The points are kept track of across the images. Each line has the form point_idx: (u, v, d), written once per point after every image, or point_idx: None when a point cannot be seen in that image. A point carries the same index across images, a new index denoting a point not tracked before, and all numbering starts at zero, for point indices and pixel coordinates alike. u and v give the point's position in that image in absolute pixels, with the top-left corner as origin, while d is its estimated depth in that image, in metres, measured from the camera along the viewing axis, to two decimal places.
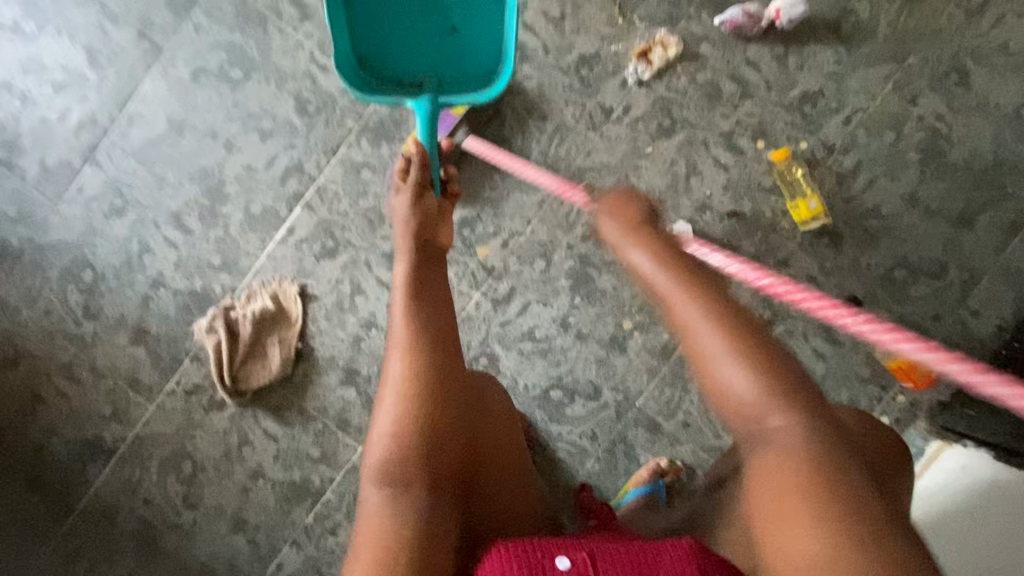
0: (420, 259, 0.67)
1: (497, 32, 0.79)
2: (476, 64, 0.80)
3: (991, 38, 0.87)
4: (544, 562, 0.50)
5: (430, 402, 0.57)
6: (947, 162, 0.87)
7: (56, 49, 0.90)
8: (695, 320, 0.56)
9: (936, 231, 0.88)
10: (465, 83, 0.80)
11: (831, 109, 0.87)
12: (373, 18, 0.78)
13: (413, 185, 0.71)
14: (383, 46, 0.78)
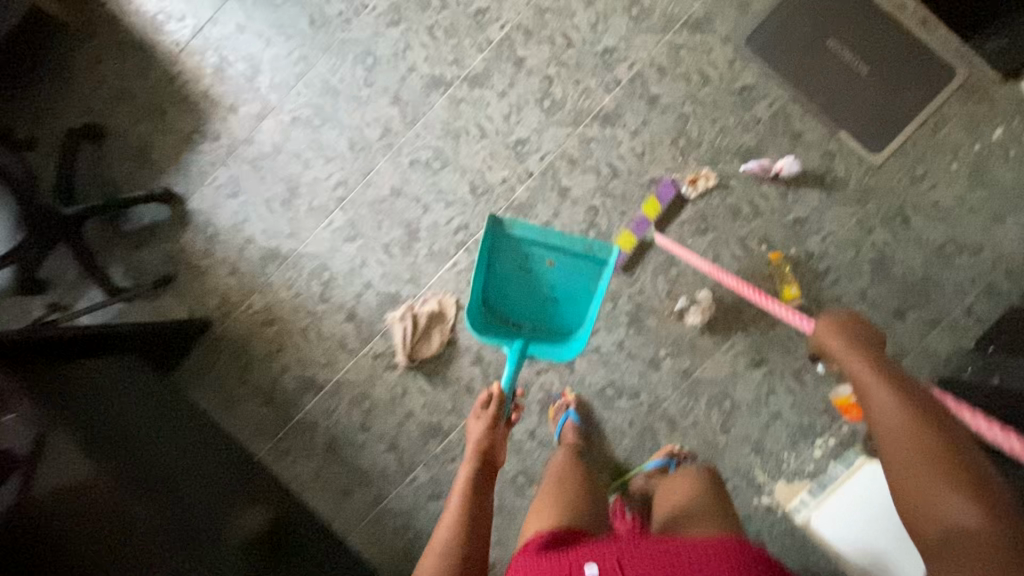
0: (481, 471, 1.06)
1: (580, 305, 1.29)
2: (561, 324, 1.31)
3: (927, 197, 1.32)
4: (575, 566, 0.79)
5: (466, 542, 0.94)
6: (889, 274, 1.32)
7: (330, 137, 1.48)
8: (928, 464, 0.66)
9: (878, 318, 1.32)
10: (550, 338, 1.31)
11: (813, 230, 1.34)
12: (503, 288, 1.30)
13: (491, 413, 1.13)
14: (506, 305, 1.30)
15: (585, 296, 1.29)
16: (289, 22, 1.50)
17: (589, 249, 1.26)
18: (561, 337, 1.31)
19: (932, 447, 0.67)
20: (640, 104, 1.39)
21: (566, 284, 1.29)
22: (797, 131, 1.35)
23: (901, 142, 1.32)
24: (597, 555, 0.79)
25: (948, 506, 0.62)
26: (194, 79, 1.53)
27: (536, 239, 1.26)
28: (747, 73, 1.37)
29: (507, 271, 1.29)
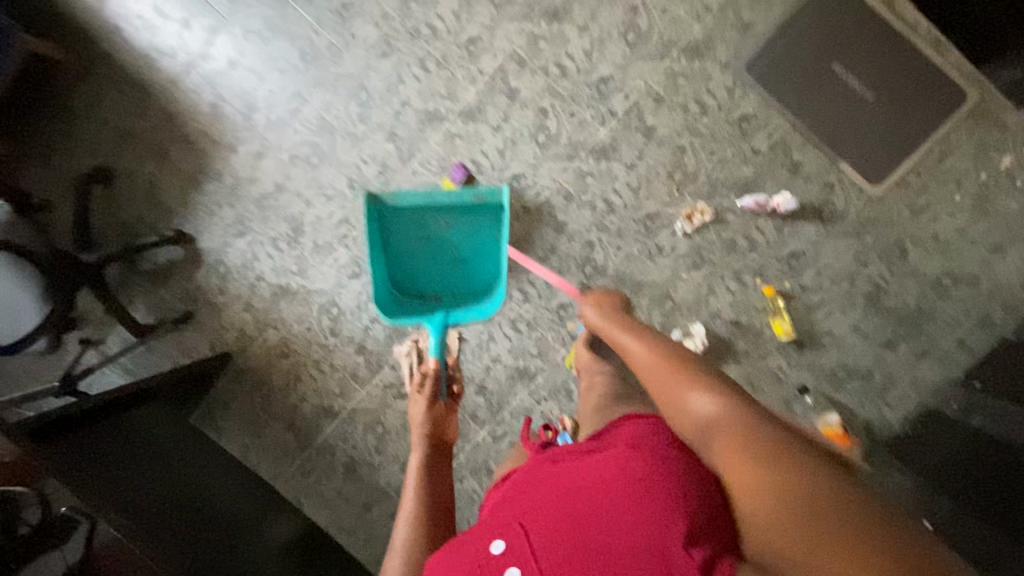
0: (432, 454, 1.10)
1: (491, 260, 1.38)
2: (477, 285, 1.39)
3: (926, 229, 1.31)
4: (481, 553, 0.72)
5: (427, 523, 0.98)
6: (882, 305, 1.34)
7: (329, 175, 1.50)
8: (674, 371, 0.84)
9: (869, 349, 1.36)
10: (468, 300, 1.39)
11: (808, 263, 1.35)
12: (404, 265, 1.39)
13: (427, 393, 1.15)
14: (414, 280, 1.39)
15: (490, 252, 1.38)
16: (280, 57, 1.48)
17: (477, 197, 1.35)
18: (478, 295, 1.39)
19: (673, 357, 0.87)
20: (636, 137, 1.37)
21: (465, 241, 1.38)
22: (797, 163, 1.32)
23: (904, 172, 1.29)
24: (503, 528, 0.73)
25: (696, 398, 0.78)
26: (193, 118, 1.54)
27: (423, 204, 1.36)
28: (747, 102, 1.33)
29: (402, 245, 1.38)
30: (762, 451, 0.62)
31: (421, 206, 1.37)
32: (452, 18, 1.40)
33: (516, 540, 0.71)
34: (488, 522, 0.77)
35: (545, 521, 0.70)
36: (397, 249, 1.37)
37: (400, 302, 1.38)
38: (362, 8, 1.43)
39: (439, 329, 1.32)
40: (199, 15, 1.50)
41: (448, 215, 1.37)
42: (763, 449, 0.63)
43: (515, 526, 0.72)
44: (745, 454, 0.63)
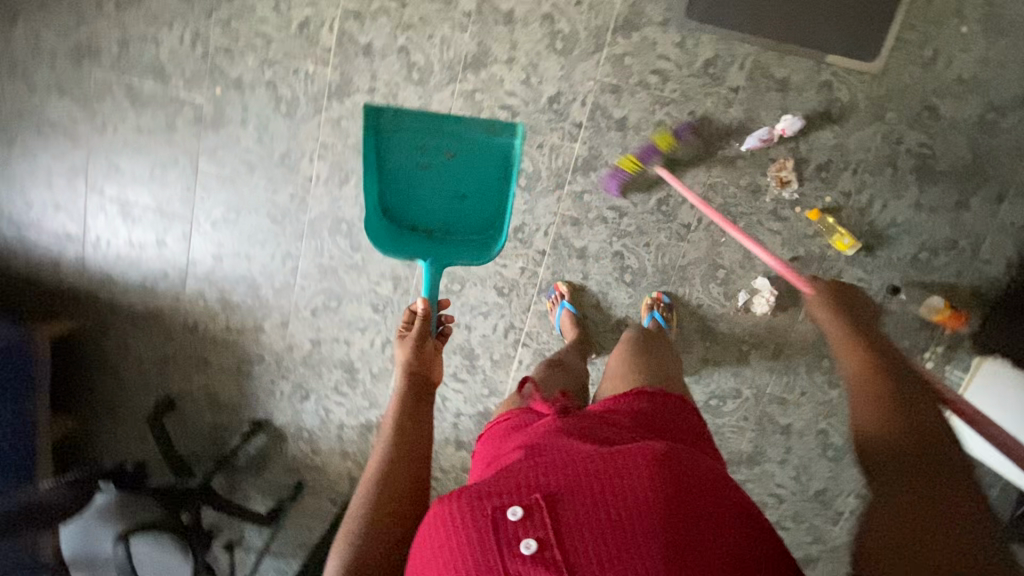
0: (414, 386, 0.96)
1: (494, 197, 1.28)
2: (480, 223, 1.30)
3: (948, 76, 1.19)
4: (496, 517, 0.59)
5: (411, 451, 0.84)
6: (936, 171, 1.24)
7: (352, 309, 1.51)
8: (881, 390, 0.65)
9: (942, 218, 1.27)
10: (465, 237, 1.29)
11: (841, 168, 1.26)
12: (406, 189, 1.28)
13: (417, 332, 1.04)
14: (408, 211, 1.28)
15: (494, 187, 1.27)
16: (255, 229, 1.49)
17: (491, 129, 1.25)
18: (476, 233, 1.29)
19: (884, 367, 0.69)
20: (612, 134, 1.31)
21: (469, 172, 1.28)
22: (782, 79, 1.23)
23: (897, 33, 1.18)
24: (520, 490, 0.61)
25: (879, 409, 0.62)
26: (211, 319, 1.58)
27: (429, 128, 1.26)
28: (704, 47, 1.24)
29: (401, 171, 1.27)
30: (926, 501, 0.50)
31: (425, 131, 1.27)
32: None
33: (536, 510, 0.59)
34: (500, 475, 0.64)
35: (579, 494, 0.59)
36: (395, 175, 1.27)
37: (394, 232, 1.28)
38: (302, 149, 1.41)
39: (434, 263, 1.22)
40: (168, 229, 1.53)
41: (455, 144, 1.27)
42: (934, 497, 0.51)
43: (538, 490, 0.60)
44: (910, 482, 0.53)
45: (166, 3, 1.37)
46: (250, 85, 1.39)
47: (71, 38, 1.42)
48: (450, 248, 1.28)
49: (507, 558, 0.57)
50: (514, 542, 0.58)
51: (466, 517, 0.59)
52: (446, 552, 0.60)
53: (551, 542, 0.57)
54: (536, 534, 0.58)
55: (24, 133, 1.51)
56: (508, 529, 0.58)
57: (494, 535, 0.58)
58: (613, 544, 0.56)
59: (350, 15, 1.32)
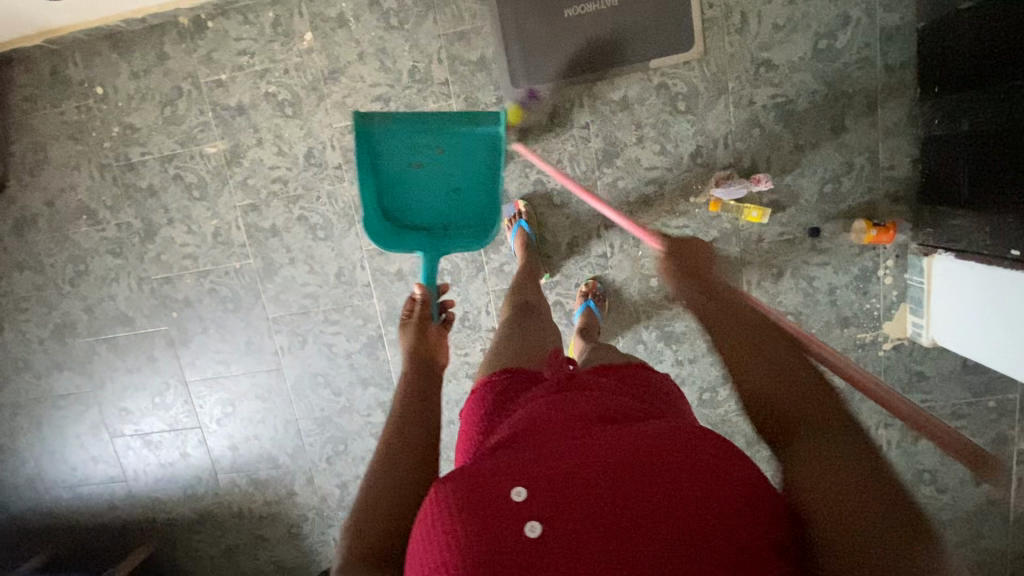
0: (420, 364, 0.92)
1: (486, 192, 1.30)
2: (474, 215, 1.32)
3: (765, 30, 1.23)
4: (504, 496, 0.55)
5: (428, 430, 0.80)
6: (799, 113, 1.27)
7: (359, 445, 1.63)
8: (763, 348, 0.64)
9: (828, 148, 1.28)
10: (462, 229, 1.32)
11: (712, 148, 1.30)
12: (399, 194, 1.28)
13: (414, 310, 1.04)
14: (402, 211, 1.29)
15: (487, 183, 1.29)
16: (253, 411, 1.64)
17: (474, 120, 1.23)
18: (471, 225, 1.32)
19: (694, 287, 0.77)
20: (511, 213, 1.40)
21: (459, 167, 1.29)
22: (621, 100, 1.31)
23: (701, 15, 1.24)
24: (523, 470, 0.57)
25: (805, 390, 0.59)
26: (250, 501, 1.72)
27: (418, 127, 1.24)
28: (542, 106, 1.33)
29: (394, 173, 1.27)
30: (852, 491, 0.48)
31: (415, 130, 1.25)
32: (312, 276, 1.51)
33: (541, 491, 0.54)
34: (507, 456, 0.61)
35: (584, 473, 0.55)
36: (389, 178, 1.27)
37: (394, 228, 1.29)
38: (261, 332, 1.57)
39: (432, 258, 1.23)
40: (186, 441, 1.70)
41: (444, 139, 1.26)
42: (852, 492, 0.48)
43: (543, 471, 0.56)
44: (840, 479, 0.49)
45: (105, 264, 1.57)
46: (197, 298, 1.57)
47: (49, 323, 1.64)
48: (449, 241, 1.30)
49: (506, 538, 0.52)
50: (519, 527, 0.53)
51: (472, 492, 0.57)
52: (440, 547, 0.54)
53: (552, 522, 0.52)
54: (540, 519, 0.53)
55: (47, 412, 1.73)
56: (512, 510, 0.54)
57: (496, 512, 0.54)
58: (610, 524, 0.51)
59: (247, 210, 1.48)
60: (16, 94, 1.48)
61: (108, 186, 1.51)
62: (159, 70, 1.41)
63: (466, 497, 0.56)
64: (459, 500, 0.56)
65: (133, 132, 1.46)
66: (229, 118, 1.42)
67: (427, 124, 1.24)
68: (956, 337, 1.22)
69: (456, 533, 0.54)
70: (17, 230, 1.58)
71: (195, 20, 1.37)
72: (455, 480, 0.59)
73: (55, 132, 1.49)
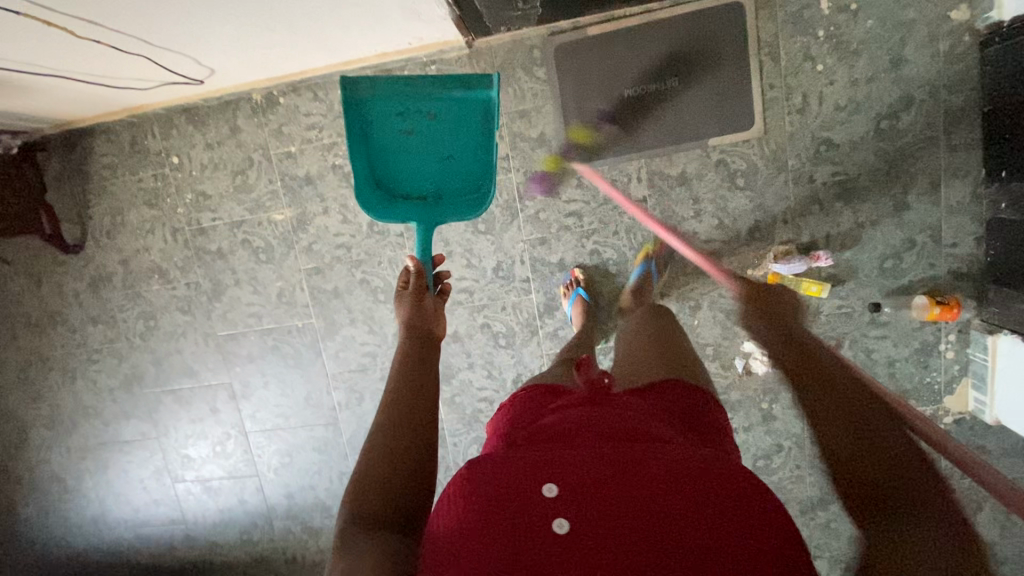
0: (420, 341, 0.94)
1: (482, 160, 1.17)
2: (472, 181, 1.18)
3: (827, 110, 1.25)
4: (533, 493, 0.58)
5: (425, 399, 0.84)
6: (859, 190, 1.28)
7: None
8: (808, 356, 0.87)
9: (889, 224, 1.28)
10: (458, 197, 1.18)
11: (770, 223, 1.32)
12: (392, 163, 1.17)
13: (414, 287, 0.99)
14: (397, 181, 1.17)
15: (482, 147, 1.16)
16: (310, 462, 1.69)
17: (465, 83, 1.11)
18: (468, 192, 1.18)
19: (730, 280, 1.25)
20: (566, 281, 1.43)
21: (454, 130, 1.16)
22: (679, 175, 1.33)
23: (762, 95, 1.26)
24: (556, 470, 0.59)
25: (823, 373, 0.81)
26: (304, 547, 1.77)
27: (407, 91, 1.12)
28: (600, 179, 1.36)
29: (384, 141, 1.15)
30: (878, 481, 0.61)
31: (403, 93, 1.13)
32: (371, 336, 1.56)
33: (571, 493, 0.57)
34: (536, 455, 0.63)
35: (613, 483, 0.58)
36: (380, 149, 1.16)
37: (386, 200, 1.17)
38: (319, 387, 1.62)
39: (426, 233, 1.12)
40: (244, 487, 1.76)
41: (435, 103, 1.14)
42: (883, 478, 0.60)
43: (576, 475, 0.59)
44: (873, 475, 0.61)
45: (174, 320, 1.64)
46: (260, 354, 1.63)
47: (118, 374, 1.72)
48: (446, 211, 1.17)
49: (532, 526, 0.55)
50: (547, 521, 0.55)
51: (502, 482, 0.59)
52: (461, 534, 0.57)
53: (578, 523, 0.55)
54: (569, 517, 0.55)
55: (113, 456, 1.81)
56: (539, 506, 0.56)
57: (527, 506, 0.57)
58: (633, 537, 0.53)
59: (311, 272, 1.54)
60: (96, 162, 1.56)
61: (179, 248, 1.58)
62: (232, 141, 1.48)
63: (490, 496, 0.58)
64: (488, 498, 0.58)
65: (205, 199, 1.53)
66: (297, 187, 1.48)
67: (416, 87, 1.12)
68: (1019, 421, 1.21)
69: (482, 513, 0.57)
70: (93, 287, 1.66)
71: (268, 96, 1.44)
72: (489, 465, 0.62)
73: (132, 198, 1.57)
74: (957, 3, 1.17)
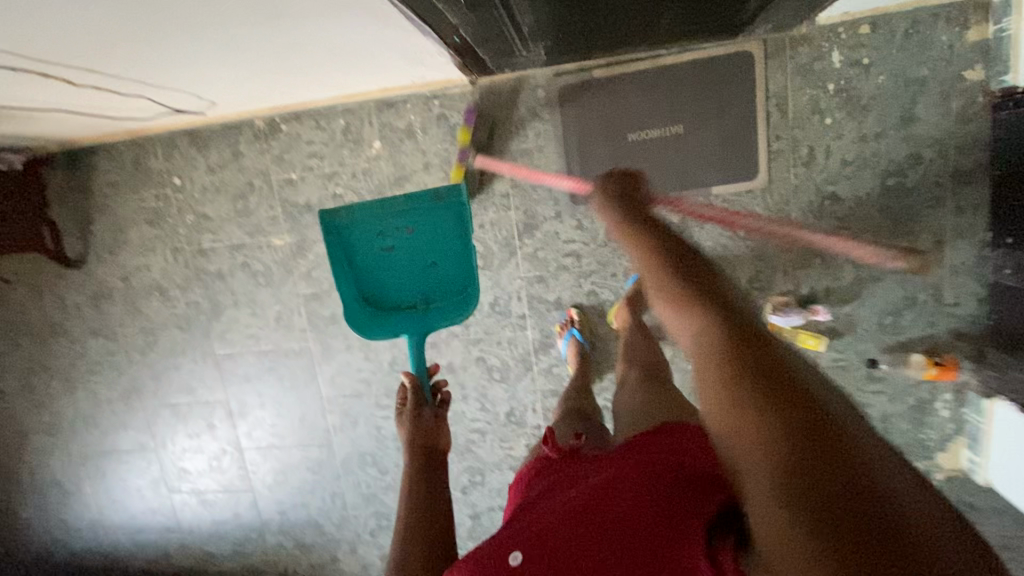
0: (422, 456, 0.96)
1: (464, 261, 1.20)
2: (457, 283, 1.21)
3: (832, 164, 1.23)
4: (501, 557, 0.61)
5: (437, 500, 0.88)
6: (862, 245, 1.26)
7: None
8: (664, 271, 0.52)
9: (890, 280, 1.27)
10: (447, 302, 1.21)
11: (770, 273, 1.31)
12: (379, 280, 1.21)
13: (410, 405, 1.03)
14: (385, 294, 1.21)
15: (462, 250, 1.19)
16: (303, 481, 1.71)
17: (435, 197, 1.15)
18: (456, 297, 1.21)
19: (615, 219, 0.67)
20: (563, 320, 1.42)
21: (430, 242, 1.19)
22: (680, 221, 1.32)
23: (767, 147, 1.24)
24: (516, 535, 0.63)
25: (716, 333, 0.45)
26: (295, 562, 1.80)
27: (380, 212, 1.16)
28: (600, 222, 1.35)
29: (368, 263, 1.19)
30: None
31: (378, 216, 1.17)
32: (366, 363, 1.57)
33: (529, 548, 0.60)
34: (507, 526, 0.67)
35: (563, 521, 0.60)
36: (363, 270, 1.20)
37: (378, 316, 1.21)
38: (314, 410, 1.64)
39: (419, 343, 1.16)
40: (238, 502, 1.78)
41: (410, 219, 1.17)
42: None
43: (528, 531, 0.62)
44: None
45: (173, 337, 1.66)
46: (256, 375, 1.64)
47: (118, 386, 1.74)
48: (435, 318, 1.20)
49: None
50: None
51: (473, 562, 0.63)
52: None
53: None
54: (536, 571, 0.58)
55: (112, 464, 1.84)
56: (511, 569, 0.60)
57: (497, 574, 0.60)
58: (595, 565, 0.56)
59: (309, 298, 1.54)
60: (100, 179, 1.57)
61: (180, 268, 1.59)
62: (234, 166, 1.48)
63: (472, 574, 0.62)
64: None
65: (206, 221, 1.54)
66: (297, 214, 1.48)
67: (387, 207, 1.16)
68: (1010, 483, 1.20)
69: None
70: (94, 301, 1.68)
71: (271, 123, 1.43)
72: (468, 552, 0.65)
73: (134, 216, 1.58)
74: (971, 63, 1.15)
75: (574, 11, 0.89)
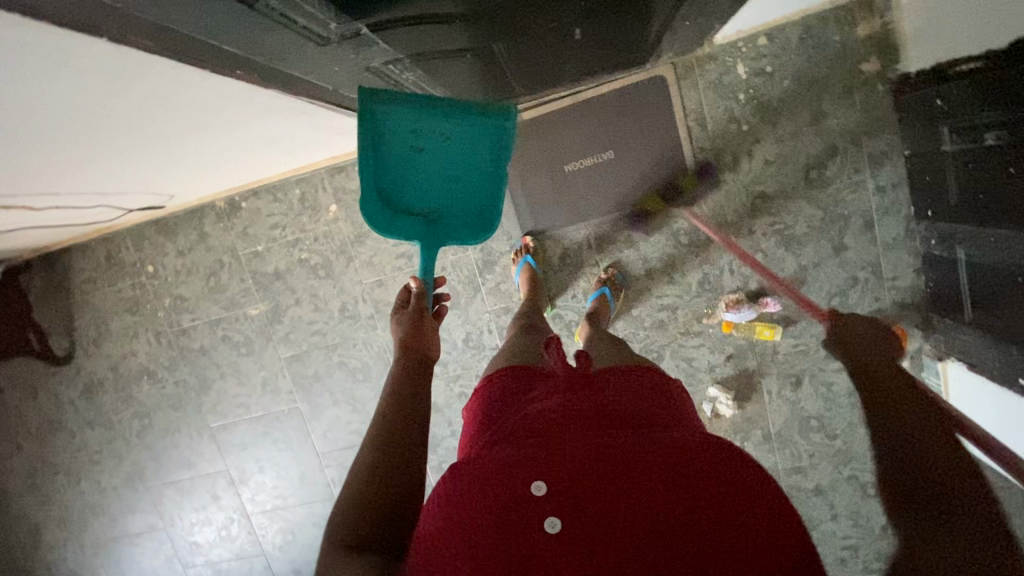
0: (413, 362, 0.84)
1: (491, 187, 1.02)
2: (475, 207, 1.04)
3: (756, 165, 1.31)
4: (522, 490, 0.55)
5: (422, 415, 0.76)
6: (798, 235, 1.33)
7: None
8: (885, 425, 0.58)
9: (830, 264, 1.34)
10: (458, 221, 1.04)
11: (718, 273, 1.37)
12: (406, 183, 0.97)
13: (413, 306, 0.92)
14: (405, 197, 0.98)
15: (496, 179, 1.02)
16: (312, 538, 1.75)
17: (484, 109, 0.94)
18: (469, 219, 1.05)
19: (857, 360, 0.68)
20: (517, 247, 1.43)
21: (461, 157, 0.98)
22: (627, 238, 1.39)
23: (693, 158, 1.32)
24: (541, 466, 0.57)
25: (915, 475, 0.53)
26: None
27: (422, 105, 0.89)
28: (553, 249, 1.42)
29: (397, 160, 0.93)
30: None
31: (422, 108, 0.89)
32: (354, 414, 1.62)
33: (557, 485, 0.55)
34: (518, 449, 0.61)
35: (596, 475, 0.56)
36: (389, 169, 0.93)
37: (387, 215, 0.97)
38: (311, 466, 1.68)
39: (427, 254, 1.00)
40: (252, 566, 1.81)
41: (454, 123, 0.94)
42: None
43: (561, 468, 0.57)
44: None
45: (166, 417, 1.71)
46: (251, 440, 1.69)
47: (120, 471, 1.79)
48: (444, 236, 1.03)
49: (528, 529, 0.53)
50: (537, 522, 0.53)
51: (483, 478, 0.57)
52: (455, 546, 0.54)
53: (571, 521, 0.53)
54: (560, 514, 0.54)
55: (123, 549, 1.87)
56: (532, 504, 0.55)
57: (514, 502, 0.55)
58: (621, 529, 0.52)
59: (291, 360, 1.60)
60: (78, 278, 1.63)
61: (164, 349, 1.65)
62: (202, 246, 1.55)
63: (467, 499, 0.56)
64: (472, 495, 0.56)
65: (182, 302, 1.60)
66: (267, 283, 1.55)
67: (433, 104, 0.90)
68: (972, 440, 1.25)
69: (476, 525, 0.54)
70: (87, 393, 1.73)
71: (231, 202, 1.51)
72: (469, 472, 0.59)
73: (115, 307, 1.64)
74: (866, 56, 1.23)
75: (477, 79, 0.97)
